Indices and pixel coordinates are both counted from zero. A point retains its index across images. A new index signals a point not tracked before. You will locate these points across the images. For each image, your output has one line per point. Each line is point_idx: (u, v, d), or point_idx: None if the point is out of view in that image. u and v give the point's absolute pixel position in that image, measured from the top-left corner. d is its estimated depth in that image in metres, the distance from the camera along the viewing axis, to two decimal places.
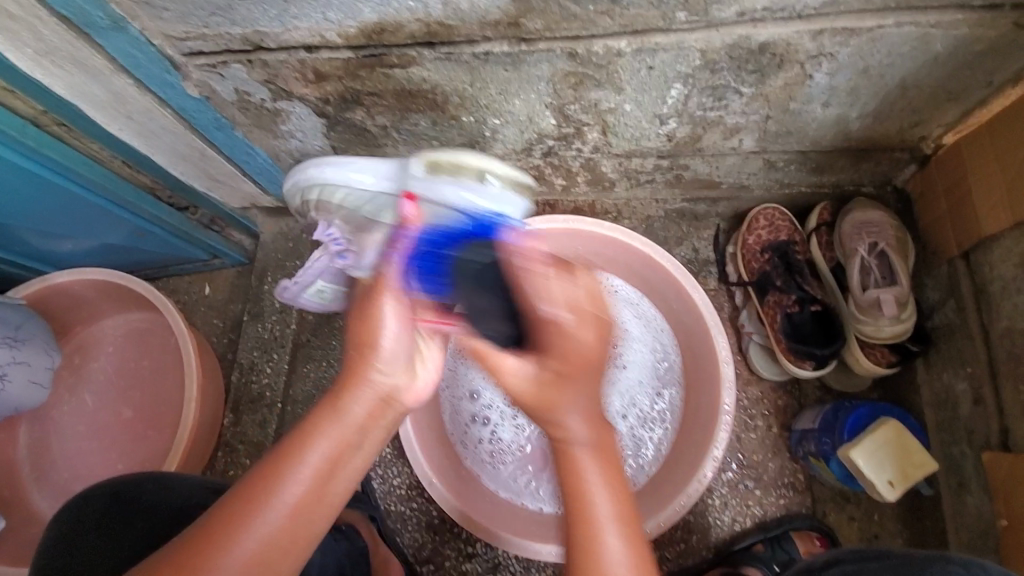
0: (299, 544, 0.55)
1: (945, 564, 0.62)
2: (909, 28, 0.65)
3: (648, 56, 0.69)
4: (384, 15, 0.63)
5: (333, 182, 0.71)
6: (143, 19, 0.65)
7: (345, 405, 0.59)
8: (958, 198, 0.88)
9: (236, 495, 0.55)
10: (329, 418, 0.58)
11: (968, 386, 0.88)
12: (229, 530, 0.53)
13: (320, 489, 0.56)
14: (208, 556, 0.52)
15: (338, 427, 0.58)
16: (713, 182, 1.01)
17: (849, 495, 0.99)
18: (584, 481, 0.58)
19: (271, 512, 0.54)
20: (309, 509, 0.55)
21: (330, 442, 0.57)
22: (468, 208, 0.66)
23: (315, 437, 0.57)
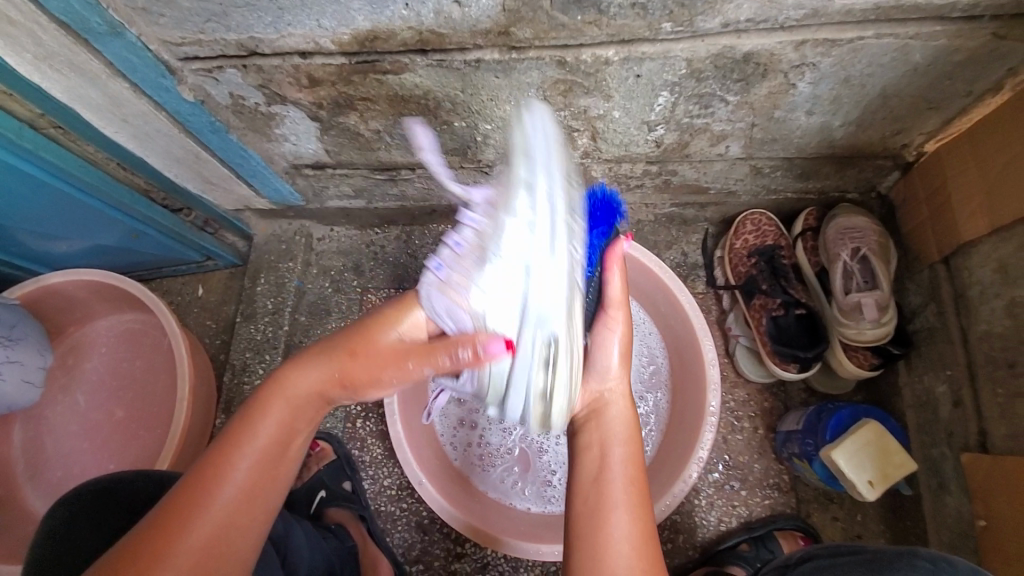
0: (256, 520, 0.57)
1: (911, 560, 0.64)
2: (889, 40, 0.67)
3: (635, 65, 0.71)
4: (377, 23, 0.65)
5: (547, 202, 0.59)
6: (140, 24, 0.66)
7: (290, 394, 0.62)
8: (938, 204, 0.90)
9: (189, 479, 0.56)
10: (279, 399, 0.61)
11: (948, 388, 0.90)
12: (189, 509, 0.54)
13: (269, 469, 0.59)
14: (171, 536, 0.52)
15: (287, 406, 0.61)
16: (701, 187, 1.03)
17: (833, 496, 1.01)
18: (611, 446, 0.65)
19: (230, 487, 0.56)
20: (258, 490, 0.57)
21: (276, 425, 0.60)
22: (511, 371, 0.63)
23: (267, 416, 0.60)
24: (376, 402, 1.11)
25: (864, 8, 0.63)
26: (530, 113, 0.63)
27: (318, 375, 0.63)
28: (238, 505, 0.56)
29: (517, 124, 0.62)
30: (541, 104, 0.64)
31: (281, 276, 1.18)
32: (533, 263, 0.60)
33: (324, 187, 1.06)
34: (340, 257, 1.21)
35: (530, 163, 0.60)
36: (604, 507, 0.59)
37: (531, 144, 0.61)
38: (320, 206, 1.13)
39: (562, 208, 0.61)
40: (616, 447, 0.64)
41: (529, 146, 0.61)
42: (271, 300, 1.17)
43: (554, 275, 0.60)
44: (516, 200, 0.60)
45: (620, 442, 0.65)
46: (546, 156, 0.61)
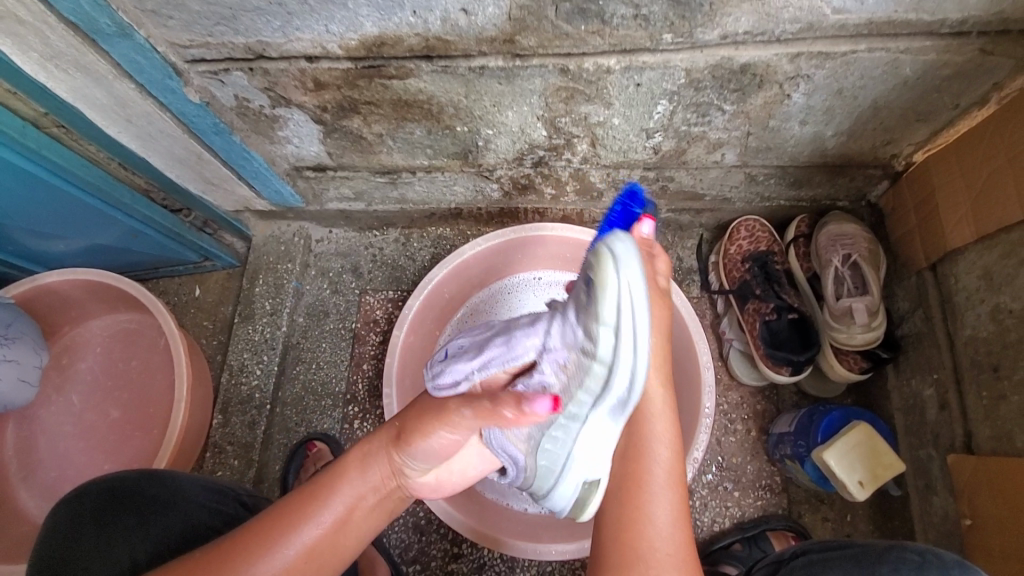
0: None
1: (901, 553, 0.66)
2: (880, 54, 0.70)
3: (636, 74, 0.73)
4: (385, 29, 0.66)
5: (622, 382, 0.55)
6: (149, 26, 0.66)
7: (366, 464, 0.68)
8: (926, 213, 0.92)
9: (258, 528, 0.63)
10: (350, 477, 0.67)
11: (934, 391, 0.92)
12: (249, 558, 0.61)
13: (335, 535, 0.65)
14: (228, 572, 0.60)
15: (355, 487, 0.67)
16: (697, 194, 1.05)
17: (823, 496, 1.03)
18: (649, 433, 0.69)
19: (287, 551, 0.62)
20: (321, 553, 0.64)
21: (348, 497, 0.66)
22: (557, 473, 0.67)
23: (337, 492, 0.66)
24: (373, 403, 1.15)
25: (858, 22, 0.65)
26: (616, 259, 0.54)
27: (382, 462, 0.68)
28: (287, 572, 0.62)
29: (596, 275, 0.54)
30: (622, 242, 0.55)
31: (280, 277, 1.18)
32: (592, 422, 0.60)
33: (325, 189, 1.07)
34: (339, 259, 1.22)
35: (617, 334, 0.53)
36: (642, 487, 0.67)
37: (608, 301, 0.53)
38: (320, 207, 1.14)
39: (637, 389, 0.55)
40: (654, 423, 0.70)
41: (612, 313, 0.53)
42: (269, 301, 1.16)
43: (602, 432, 0.62)
44: (602, 381, 0.56)
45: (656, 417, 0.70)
46: (619, 309, 0.53)
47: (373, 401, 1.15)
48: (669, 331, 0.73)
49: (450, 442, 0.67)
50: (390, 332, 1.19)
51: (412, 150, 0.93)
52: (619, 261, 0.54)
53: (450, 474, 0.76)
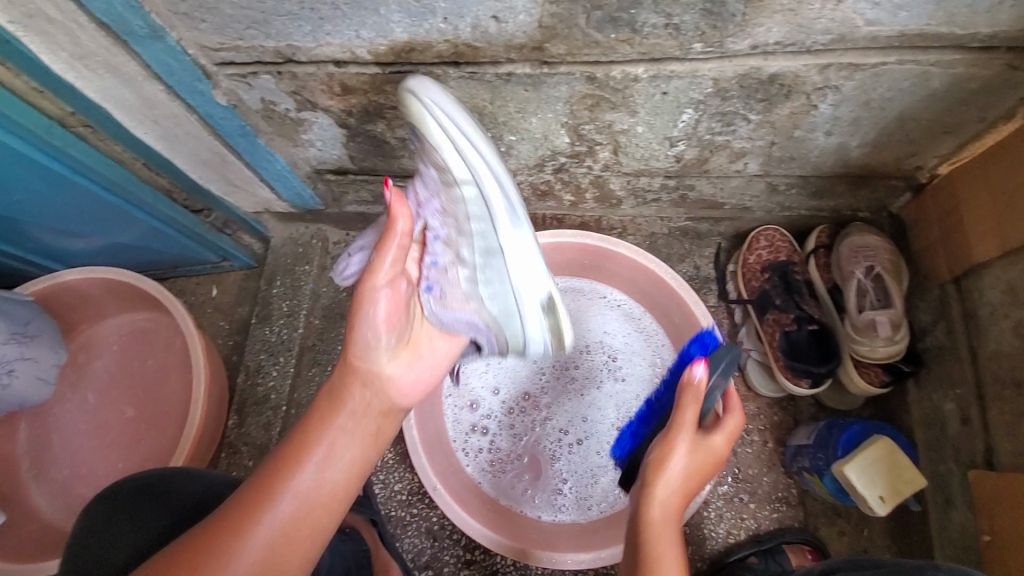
0: (312, 534, 0.58)
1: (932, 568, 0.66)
2: (910, 66, 0.69)
3: (663, 82, 0.72)
4: (415, 35, 0.66)
5: (478, 172, 0.61)
6: (181, 29, 0.67)
7: (342, 395, 0.63)
8: (951, 227, 0.91)
9: (243, 495, 0.57)
10: (326, 410, 0.63)
11: (956, 406, 0.91)
12: (243, 521, 0.55)
13: (329, 478, 0.59)
14: (223, 541, 0.54)
15: (334, 420, 0.62)
16: (717, 203, 1.04)
17: (840, 510, 1.02)
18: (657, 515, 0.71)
19: (281, 501, 0.57)
20: (316, 498, 0.58)
21: (333, 432, 0.61)
22: (506, 305, 0.69)
23: (317, 429, 0.61)
24: None
25: (889, 34, 0.65)
26: (423, 94, 0.60)
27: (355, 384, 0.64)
28: (293, 519, 0.57)
29: (415, 119, 0.60)
30: (422, 82, 0.61)
31: (297, 278, 1.19)
32: (504, 243, 0.64)
33: (344, 192, 1.07)
34: None
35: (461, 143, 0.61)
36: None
37: (432, 109, 0.59)
38: (338, 210, 1.14)
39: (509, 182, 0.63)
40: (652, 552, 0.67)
41: (455, 139, 0.60)
42: (287, 302, 1.17)
43: (518, 246, 0.65)
44: (482, 203, 0.63)
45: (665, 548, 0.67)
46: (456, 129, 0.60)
47: None
48: (705, 475, 0.77)
49: (392, 300, 0.65)
50: None
51: None
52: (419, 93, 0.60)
53: (423, 363, 0.72)
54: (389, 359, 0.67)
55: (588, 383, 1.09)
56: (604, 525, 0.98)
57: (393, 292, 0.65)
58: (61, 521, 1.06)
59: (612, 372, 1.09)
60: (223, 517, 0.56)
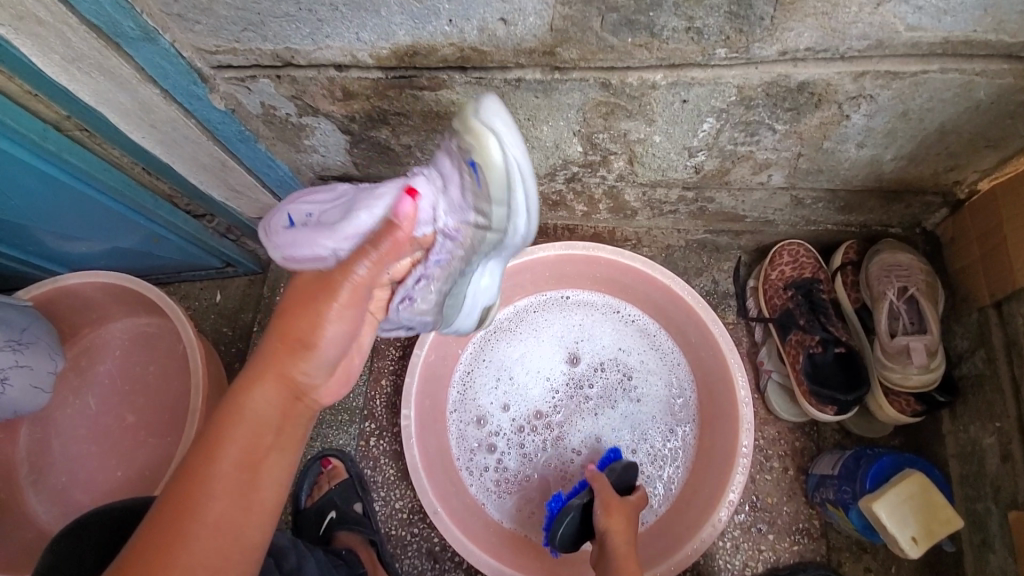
0: (231, 561, 0.54)
1: None
2: (953, 75, 0.64)
3: (683, 90, 0.68)
4: (418, 38, 0.62)
5: (516, 220, 0.61)
6: (175, 31, 0.64)
7: (252, 408, 0.55)
8: (992, 247, 0.85)
9: (148, 534, 0.52)
10: (236, 427, 0.54)
11: (996, 441, 0.85)
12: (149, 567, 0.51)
13: (240, 502, 0.54)
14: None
15: (246, 433, 0.54)
16: (738, 216, 0.99)
17: (866, 545, 0.96)
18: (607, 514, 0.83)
19: (191, 539, 0.52)
20: (231, 524, 0.54)
21: (239, 453, 0.54)
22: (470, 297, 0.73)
23: (222, 450, 0.54)
24: (391, 421, 1.07)
25: (932, 41, 0.60)
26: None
27: (276, 387, 0.55)
28: (209, 551, 0.53)
29: (486, 152, 0.56)
30: (493, 102, 0.57)
31: None
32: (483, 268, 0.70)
33: None
34: None
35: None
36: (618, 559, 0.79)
37: (507, 131, 0.57)
38: None
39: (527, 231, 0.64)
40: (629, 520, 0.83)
41: (515, 188, 0.58)
42: None
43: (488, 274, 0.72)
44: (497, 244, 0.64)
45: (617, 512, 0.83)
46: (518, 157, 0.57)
47: (392, 419, 1.07)
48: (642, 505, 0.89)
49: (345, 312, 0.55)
50: (410, 346, 1.10)
51: None
52: (495, 116, 0.57)
53: (356, 363, 0.61)
54: (325, 375, 0.57)
55: (601, 402, 1.04)
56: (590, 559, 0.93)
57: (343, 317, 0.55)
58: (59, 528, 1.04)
59: (625, 393, 1.04)
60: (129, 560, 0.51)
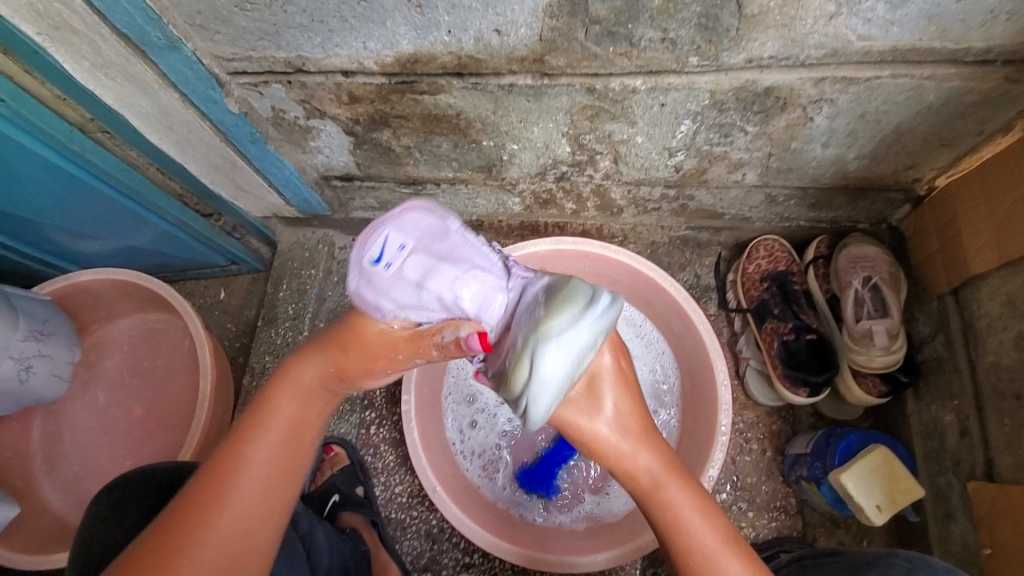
0: (268, 523, 0.61)
1: (890, 559, 0.69)
2: (904, 80, 0.71)
3: (661, 94, 0.74)
4: (420, 47, 0.68)
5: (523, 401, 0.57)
6: (196, 40, 0.69)
7: (300, 382, 0.66)
8: (948, 238, 0.92)
9: (197, 491, 0.59)
10: (284, 393, 0.65)
11: (955, 418, 0.91)
12: (196, 520, 0.58)
13: (282, 465, 0.63)
14: (187, 535, 0.57)
15: (294, 403, 0.65)
16: (717, 213, 1.06)
17: (839, 520, 1.02)
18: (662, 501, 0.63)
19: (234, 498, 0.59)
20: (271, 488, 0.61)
21: (286, 422, 0.64)
22: None
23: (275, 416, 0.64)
24: (390, 410, 1.13)
25: (882, 49, 0.67)
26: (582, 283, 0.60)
27: (320, 367, 0.66)
28: (247, 511, 0.60)
29: (516, 375, 0.55)
30: (584, 309, 0.55)
31: (303, 282, 1.21)
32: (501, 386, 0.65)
33: (351, 198, 1.10)
34: None
35: (586, 360, 0.58)
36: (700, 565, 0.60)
37: (570, 337, 0.54)
38: (345, 215, 1.16)
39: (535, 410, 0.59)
40: (658, 458, 0.65)
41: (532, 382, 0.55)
42: (292, 305, 1.20)
43: None
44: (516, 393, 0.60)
45: (612, 397, 0.67)
46: (538, 396, 0.56)
47: (391, 407, 1.13)
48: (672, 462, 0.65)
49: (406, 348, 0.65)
50: None
51: (438, 163, 0.96)
52: (573, 320, 0.54)
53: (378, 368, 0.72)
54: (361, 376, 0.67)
55: None
56: (577, 537, 0.99)
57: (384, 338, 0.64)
58: (71, 516, 1.08)
59: None
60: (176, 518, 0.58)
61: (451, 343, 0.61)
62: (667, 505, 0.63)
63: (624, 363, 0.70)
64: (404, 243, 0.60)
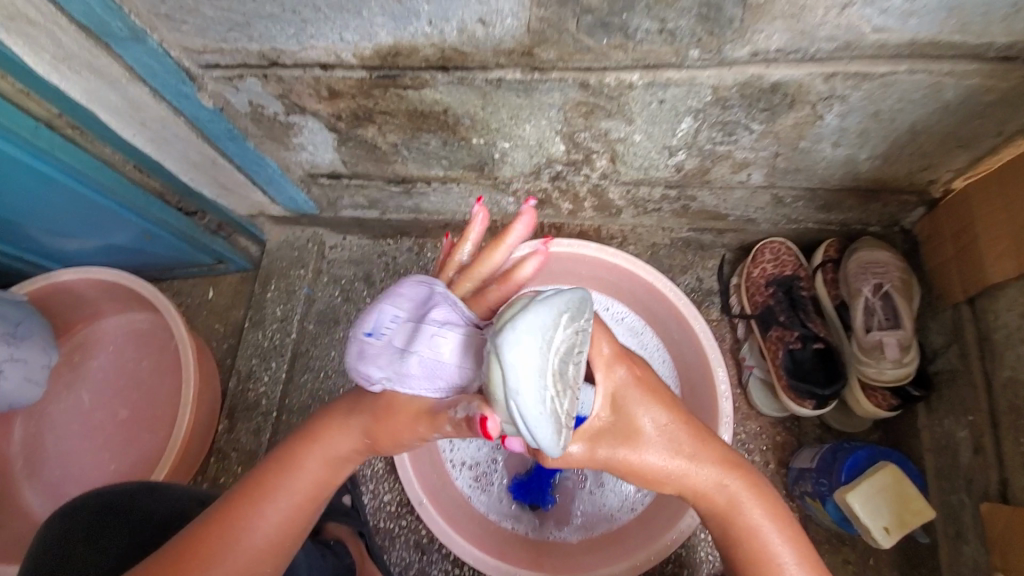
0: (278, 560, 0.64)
1: None
2: (921, 76, 0.66)
3: (660, 90, 0.70)
4: (400, 38, 0.64)
5: (522, 423, 0.45)
6: (162, 31, 0.65)
7: (338, 438, 0.65)
8: (964, 245, 0.87)
9: (221, 517, 0.62)
10: (319, 446, 0.65)
11: (968, 434, 0.87)
12: (216, 548, 0.60)
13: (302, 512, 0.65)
14: (205, 557, 0.60)
15: (325, 456, 0.65)
16: (721, 214, 1.01)
17: (845, 537, 0.98)
18: (738, 508, 0.61)
19: (254, 535, 0.62)
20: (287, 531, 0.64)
21: (316, 472, 0.65)
22: None
23: (304, 464, 0.65)
24: None
25: (899, 42, 0.62)
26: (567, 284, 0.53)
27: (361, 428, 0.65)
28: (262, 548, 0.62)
29: (493, 384, 0.45)
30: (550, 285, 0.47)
31: (291, 283, 1.17)
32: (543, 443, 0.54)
33: (339, 197, 1.05)
34: (351, 267, 1.19)
35: (573, 359, 0.47)
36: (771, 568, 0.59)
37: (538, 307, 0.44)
38: (334, 215, 1.12)
39: (547, 438, 0.46)
40: (718, 470, 0.62)
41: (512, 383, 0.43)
42: (280, 306, 1.16)
43: None
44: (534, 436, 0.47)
45: (644, 412, 0.62)
46: (533, 420, 0.44)
47: None
48: (732, 461, 0.63)
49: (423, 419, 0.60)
50: None
51: (427, 161, 0.91)
52: (539, 297, 0.46)
53: None
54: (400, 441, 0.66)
55: None
56: (572, 552, 0.95)
57: (411, 406, 0.61)
58: None
59: None
60: (194, 537, 0.61)
61: (463, 420, 0.54)
62: (744, 522, 0.61)
63: (645, 373, 0.65)
64: (395, 315, 0.60)
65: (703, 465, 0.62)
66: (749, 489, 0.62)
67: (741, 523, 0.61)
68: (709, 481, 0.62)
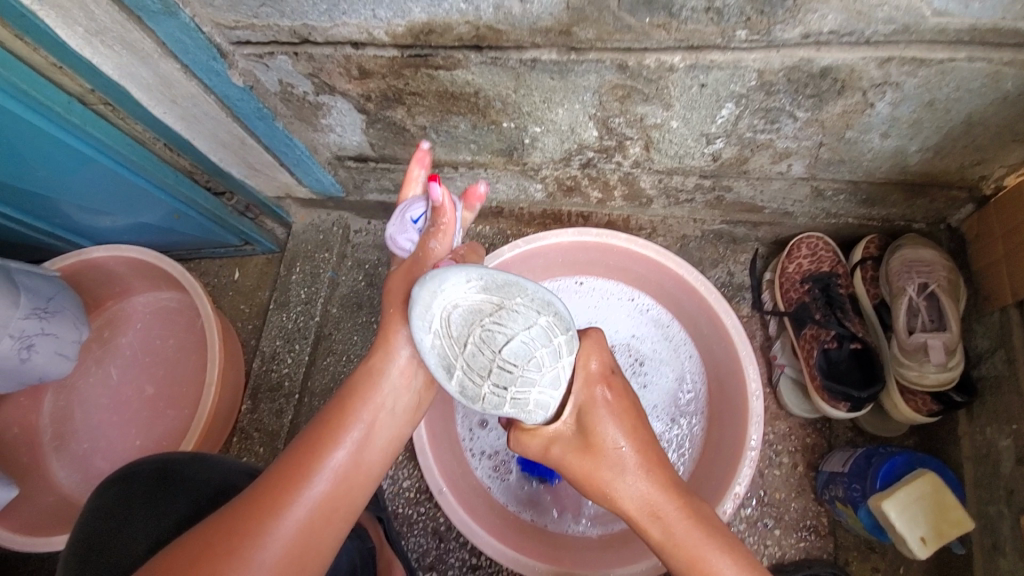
0: (341, 511, 0.59)
1: None
2: (981, 64, 0.62)
3: (701, 73, 0.66)
4: (434, 15, 0.62)
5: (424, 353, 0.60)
6: (194, 5, 0.64)
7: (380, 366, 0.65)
8: (1015, 245, 0.82)
9: (280, 468, 0.58)
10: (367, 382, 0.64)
11: (1012, 443, 0.82)
12: (278, 498, 0.56)
13: (360, 455, 0.61)
14: (267, 504, 0.56)
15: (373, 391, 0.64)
16: (756, 206, 0.97)
17: (874, 544, 0.94)
18: (676, 537, 0.58)
19: (317, 481, 0.58)
20: (349, 478, 0.59)
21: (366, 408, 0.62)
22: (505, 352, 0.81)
23: (355, 406, 0.63)
24: None
25: (960, 27, 0.58)
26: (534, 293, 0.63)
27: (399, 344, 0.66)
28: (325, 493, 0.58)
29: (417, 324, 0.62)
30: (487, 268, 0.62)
31: (316, 266, 1.17)
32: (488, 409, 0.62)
33: (366, 180, 1.04)
34: (375, 251, 1.18)
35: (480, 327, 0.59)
36: None
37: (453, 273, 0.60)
38: (359, 198, 1.11)
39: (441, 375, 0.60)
40: (663, 495, 0.60)
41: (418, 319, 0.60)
42: (304, 289, 1.16)
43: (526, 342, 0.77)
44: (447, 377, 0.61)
45: (609, 428, 0.62)
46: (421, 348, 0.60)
47: None
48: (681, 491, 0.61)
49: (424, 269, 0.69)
50: None
51: (456, 145, 0.90)
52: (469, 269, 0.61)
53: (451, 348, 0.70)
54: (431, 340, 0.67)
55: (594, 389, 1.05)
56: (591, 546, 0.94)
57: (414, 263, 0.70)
58: (79, 493, 1.07)
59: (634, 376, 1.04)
60: (259, 489, 0.57)
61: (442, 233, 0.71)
62: (684, 547, 0.58)
63: (625, 399, 0.65)
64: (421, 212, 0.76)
65: (643, 484, 0.60)
66: (692, 516, 0.59)
67: (676, 548, 0.58)
68: (644, 505, 0.60)
